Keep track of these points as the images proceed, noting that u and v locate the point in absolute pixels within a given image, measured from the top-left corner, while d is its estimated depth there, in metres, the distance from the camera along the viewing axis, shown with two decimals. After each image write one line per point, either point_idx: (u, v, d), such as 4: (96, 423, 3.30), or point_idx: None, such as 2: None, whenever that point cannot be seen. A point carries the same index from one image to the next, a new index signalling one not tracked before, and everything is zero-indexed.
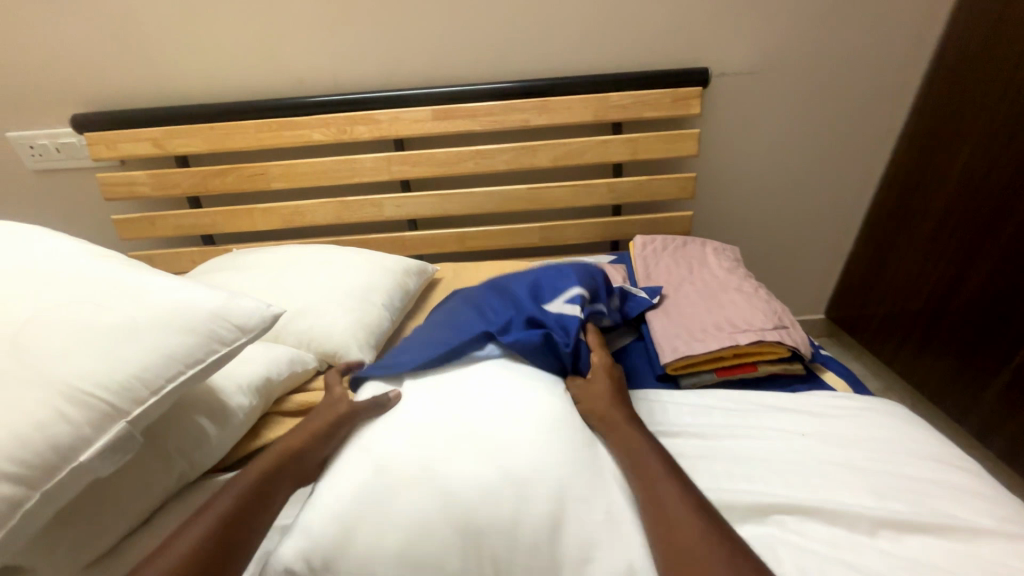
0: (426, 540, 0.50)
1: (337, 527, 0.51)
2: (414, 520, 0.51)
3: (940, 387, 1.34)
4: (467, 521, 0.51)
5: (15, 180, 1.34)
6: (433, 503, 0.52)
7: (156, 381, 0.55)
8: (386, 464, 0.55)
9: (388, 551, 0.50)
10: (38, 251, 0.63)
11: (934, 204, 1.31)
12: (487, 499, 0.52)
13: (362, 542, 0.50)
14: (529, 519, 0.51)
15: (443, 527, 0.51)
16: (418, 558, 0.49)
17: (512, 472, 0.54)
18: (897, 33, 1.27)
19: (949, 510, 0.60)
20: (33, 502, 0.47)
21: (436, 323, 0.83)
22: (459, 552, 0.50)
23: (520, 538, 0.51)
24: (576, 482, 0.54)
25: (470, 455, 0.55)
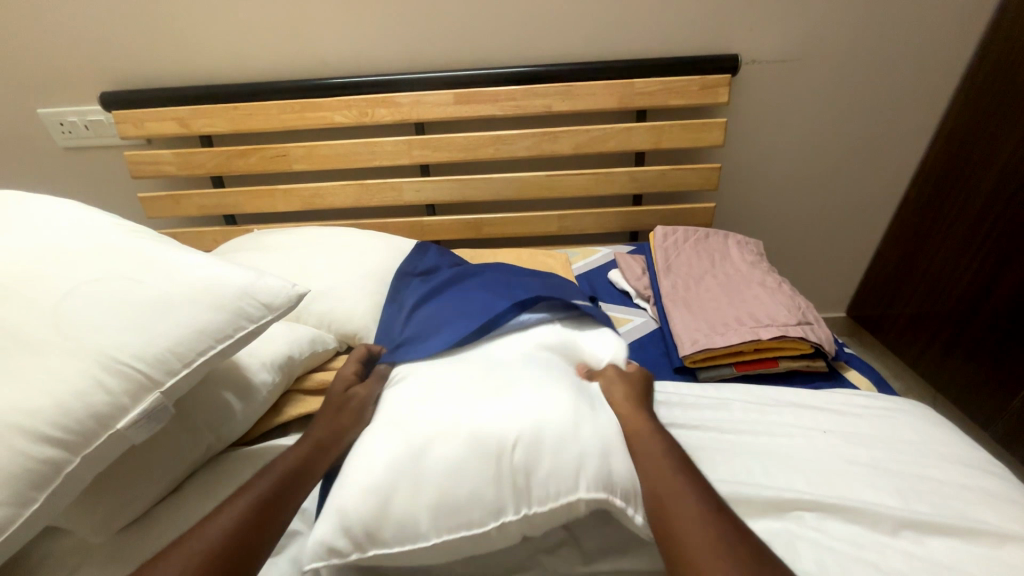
0: (459, 477, 0.51)
1: (374, 485, 0.51)
2: (443, 461, 0.52)
3: (965, 391, 1.31)
4: (493, 448, 0.53)
5: (46, 155, 1.37)
6: (458, 443, 0.53)
7: (188, 354, 0.57)
8: (416, 425, 0.55)
9: (422, 503, 0.50)
10: (72, 224, 0.64)
11: (973, 200, 1.25)
12: (507, 423, 0.55)
13: (397, 496, 0.51)
14: (551, 439, 0.54)
15: (471, 461, 0.52)
16: (451, 500, 0.50)
17: (527, 404, 0.57)
18: (940, 18, 1.21)
19: (973, 513, 0.58)
20: (75, 466, 0.49)
21: (439, 305, 0.84)
22: (488, 481, 0.51)
23: (538, 448, 0.53)
24: (584, 406, 0.58)
25: (497, 395, 0.59)
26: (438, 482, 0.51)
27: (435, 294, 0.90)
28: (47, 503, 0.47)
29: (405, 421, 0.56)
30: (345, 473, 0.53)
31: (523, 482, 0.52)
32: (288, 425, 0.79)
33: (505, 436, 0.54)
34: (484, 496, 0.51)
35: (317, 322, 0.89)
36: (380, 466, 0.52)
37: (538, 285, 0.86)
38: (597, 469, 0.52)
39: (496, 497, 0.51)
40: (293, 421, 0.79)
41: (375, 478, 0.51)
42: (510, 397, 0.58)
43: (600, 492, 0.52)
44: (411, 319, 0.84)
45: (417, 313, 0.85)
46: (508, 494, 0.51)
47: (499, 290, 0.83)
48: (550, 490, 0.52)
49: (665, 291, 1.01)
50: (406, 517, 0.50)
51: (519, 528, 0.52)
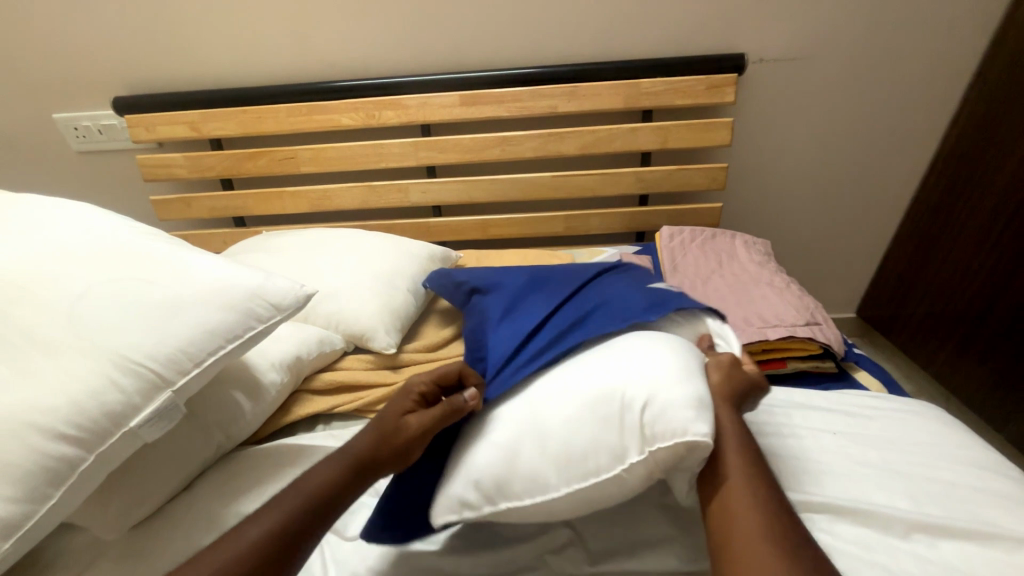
0: (575, 429, 0.52)
1: (496, 444, 0.54)
2: (555, 415, 0.53)
3: (978, 393, 1.29)
4: (603, 399, 0.52)
5: (60, 159, 1.40)
6: (570, 401, 0.54)
7: (199, 354, 0.58)
8: (536, 393, 0.57)
9: (547, 456, 0.51)
10: (85, 226, 0.65)
11: (987, 198, 1.23)
12: (613, 375, 0.54)
13: (523, 452, 0.52)
14: (656, 387, 0.50)
15: (583, 412, 0.52)
16: (571, 449, 0.51)
17: (629, 361, 0.54)
18: (952, 14, 1.19)
19: (987, 516, 0.58)
20: (89, 463, 0.50)
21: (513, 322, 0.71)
22: (601, 426, 0.51)
23: (640, 391, 0.50)
24: (683, 354, 0.54)
25: (603, 361, 0.57)
26: (558, 437, 0.52)
27: (508, 293, 0.78)
28: (62, 499, 0.48)
29: (528, 393, 0.58)
30: (476, 436, 0.57)
31: (637, 419, 0.49)
32: (296, 425, 0.80)
33: (614, 388, 0.52)
34: (604, 440, 0.50)
35: (325, 323, 0.90)
36: (502, 428, 0.55)
37: (621, 290, 0.72)
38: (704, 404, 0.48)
39: (614, 441, 0.50)
40: (301, 421, 0.81)
41: (497, 437, 0.54)
42: (609, 356, 0.57)
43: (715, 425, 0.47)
44: (491, 327, 0.72)
45: (496, 319, 0.73)
46: (625, 435, 0.50)
47: (585, 297, 0.72)
48: (664, 427, 0.48)
49: None
50: (533, 466, 0.51)
51: (647, 469, 0.50)
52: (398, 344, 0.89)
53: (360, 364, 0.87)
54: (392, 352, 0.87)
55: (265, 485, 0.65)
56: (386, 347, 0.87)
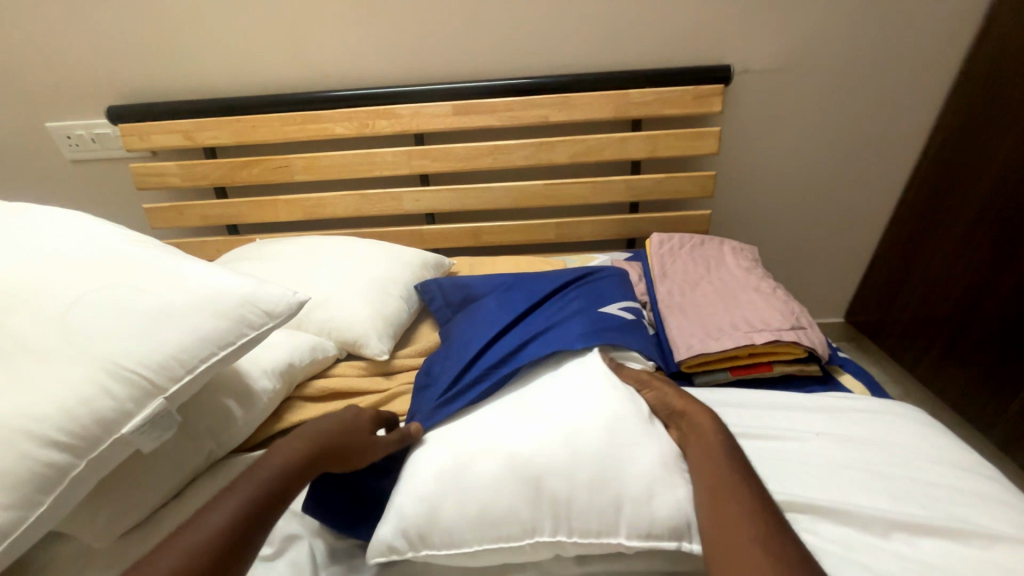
0: (497, 496, 0.55)
1: (425, 495, 0.57)
2: (484, 479, 0.56)
3: (964, 396, 1.31)
4: (530, 469, 0.56)
5: (53, 167, 1.40)
6: (498, 462, 0.57)
7: (191, 360, 0.58)
8: (468, 449, 0.59)
9: (466, 515, 0.55)
10: (79, 235, 0.66)
11: (967, 205, 1.26)
12: (545, 443, 0.57)
13: (445, 507, 0.56)
14: (585, 484, 0.54)
15: (510, 480, 0.56)
16: (491, 514, 0.55)
17: (570, 436, 0.57)
18: (929, 28, 1.24)
19: (966, 515, 0.59)
20: (80, 469, 0.50)
21: (472, 337, 0.82)
22: (525, 501, 0.55)
23: (572, 485, 0.55)
24: (622, 430, 0.58)
25: (541, 419, 0.61)
26: (479, 499, 0.55)
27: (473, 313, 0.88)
28: (52, 506, 0.48)
29: (460, 442, 0.61)
30: (408, 473, 0.60)
31: (561, 510, 0.54)
32: (289, 431, 0.80)
33: (541, 460, 0.56)
34: (520, 514, 0.54)
35: (318, 330, 0.91)
36: (431, 476, 0.58)
37: (571, 313, 0.82)
38: (632, 515, 0.53)
39: (534, 518, 0.54)
40: (293, 428, 0.81)
41: (426, 488, 0.57)
42: (549, 418, 0.61)
43: (636, 538, 0.53)
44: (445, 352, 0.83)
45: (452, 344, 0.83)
46: (545, 516, 0.54)
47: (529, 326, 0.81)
48: (582, 522, 0.54)
49: (661, 297, 1.02)
50: (453, 529, 0.55)
51: (553, 548, 0.55)
52: (390, 350, 0.90)
53: (352, 371, 0.88)
54: (384, 359, 0.88)
55: None
56: (378, 354, 0.87)
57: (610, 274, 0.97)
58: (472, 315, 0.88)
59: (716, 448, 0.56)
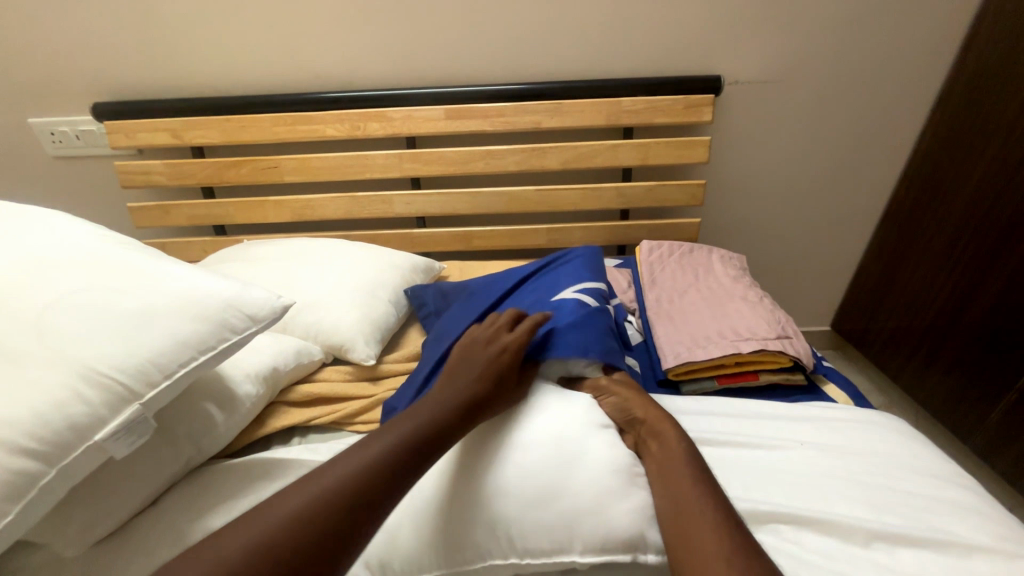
0: (450, 520, 0.54)
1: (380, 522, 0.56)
2: (437, 501, 0.56)
3: (945, 404, 1.33)
4: (478, 488, 0.56)
5: (35, 164, 1.37)
6: (448, 484, 0.57)
7: (169, 365, 0.57)
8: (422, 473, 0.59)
9: (420, 540, 0.54)
10: (58, 234, 0.65)
11: (949, 217, 1.29)
12: (491, 461, 0.57)
13: (401, 532, 0.55)
14: (534, 501, 0.54)
15: (461, 502, 0.55)
16: (445, 539, 0.54)
17: (522, 453, 0.58)
18: (913, 45, 1.27)
19: (944, 525, 0.60)
20: (50, 477, 0.48)
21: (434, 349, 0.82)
22: (477, 522, 0.54)
23: (522, 501, 0.54)
24: (572, 445, 0.58)
25: (498, 435, 0.61)
26: (431, 522, 0.55)
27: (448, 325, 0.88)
28: (20, 515, 0.47)
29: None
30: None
31: (512, 529, 0.53)
32: (271, 437, 0.79)
33: (488, 478, 0.56)
34: (473, 536, 0.54)
35: (303, 333, 0.90)
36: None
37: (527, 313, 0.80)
38: (585, 530, 0.53)
39: (486, 540, 0.54)
40: (276, 433, 0.80)
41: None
42: (496, 436, 0.60)
43: (590, 553, 0.52)
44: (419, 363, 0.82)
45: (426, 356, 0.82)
46: (497, 537, 0.54)
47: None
48: (534, 540, 0.53)
49: (649, 304, 1.02)
50: (409, 551, 0.54)
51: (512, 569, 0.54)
52: (377, 355, 0.89)
53: (338, 375, 0.87)
54: (371, 363, 0.87)
55: (235, 498, 0.63)
56: (364, 358, 0.86)
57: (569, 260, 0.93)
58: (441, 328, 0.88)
59: (674, 453, 0.58)
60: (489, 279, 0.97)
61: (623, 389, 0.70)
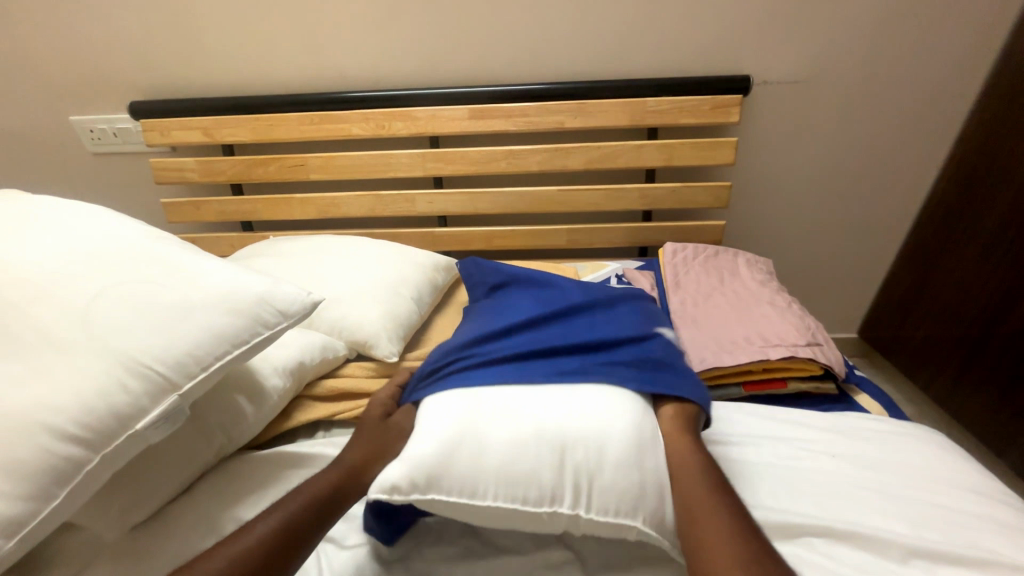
0: (521, 456, 0.56)
1: (445, 437, 0.57)
2: (511, 439, 0.57)
3: (981, 419, 1.28)
4: (557, 438, 0.57)
5: (74, 160, 1.43)
6: (526, 425, 0.58)
7: (206, 358, 0.58)
8: (490, 413, 0.60)
9: (488, 466, 0.55)
10: (103, 229, 0.67)
11: (988, 223, 1.24)
12: (576, 418, 0.59)
13: (466, 457, 0.56)
14: (612, 462, 0.56)
15: (539, 448, 0.56)
16: (514, 473, 0.55)
17: (599, 419, 0.59)
18: (952, 44, 1.22)
19: (986, 544, 0.57)
20: (95, 463, 0.50)
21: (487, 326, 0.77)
22: (550, 468, 0.55)
23: (601, 466, 0.56)
24: (648, 424, 0.60)
25: (568, 398, 0.61)
26: (503, 455, 0.56)
27: (504, 297, 0.85)
28: (65, 501, 0.49)
29: (479, 402, 0.62)
30: (425, 421, 0.60)
31: (585, 484, 0.55)
32: (296, 430, 0.80)
33: (570, 431, 0.58)
34: (542, 479, 0.55)
35: (328, 330, 0.91)
36: (454, 421, 0.58)
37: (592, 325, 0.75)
38: (651, 506, 0.55)
39: (556, 483, 0.55)
40: (301, 427, 0.81)
41: (450, 433, 0.57)
42: (583, 402, 0.61)
43: (653, 525, 0.54)
44: (474, 326, 0.80)
45: (481, 322, 0.80)
46: (566, 487, 0.55)
47: (568, 328, 0.74)
48: (605, 500, 0.54)
49: (674, 307, 1.00)
50: (475, 485, 0.55)
51: (567, 522, 0.55)
52: (399, 352, 0.89)
53: (361, 371, 0.87)
54: (393, 360, 0.88)
55: (266, 490, 0.65)
56: (387, 355, 0.87)
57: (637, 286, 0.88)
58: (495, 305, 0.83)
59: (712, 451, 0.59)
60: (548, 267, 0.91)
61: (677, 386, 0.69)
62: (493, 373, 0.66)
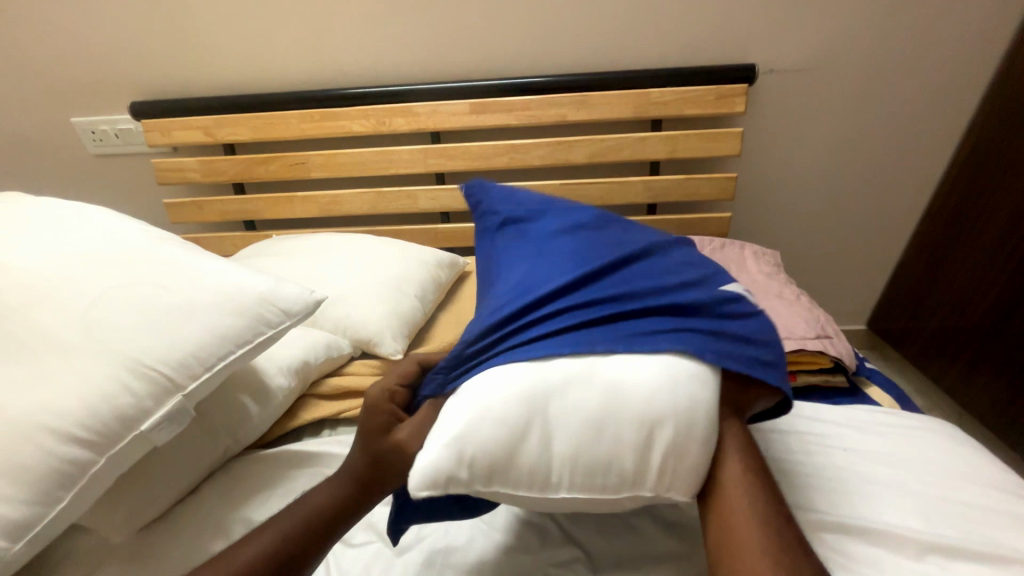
0: (596, 438, 0.45)
1: (505, 416, 0.46)
2: (581, 416, 0.45)
3: (993, 411, 1.26)
4: (637, 413, 0.45)
5: (77, 162, 1.43)
6: (596, 397, 0.46)
7: (209, 359, 0.58)
8: (553, 384, 0.47)
9: (558, 449, 0.45)
10: (104, 231, 0.67)
11: (1000, 212, 1.21)
12: (662, 390, 0.46)
13: (530, 440, 0.45)
14: (704, 443, 0.45)
15: (614, 426, 0.45)
16: (588, 458, 0.45)
17: (688, 392, 0.46)
18: (964, 27, 1.19)
19: (1004, 540, 0.56)
20: (100, 466, 0.50)
21: (514, 277, 0.59)
22: (629, 450, 0.45)
23: (691, 445, 0.45)
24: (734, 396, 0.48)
25: (646, 366, 0.47)
26: (573, 437, 0.45)
27: (533, 235, 0.65)
28: (72, 503, 0.49)
29: (533, 379, 0.47)
30: (471, 396, 0.48)
31: (669, 466, 0.45)
32: (303, 429, 0.80)
33: (652, 406, 0.45)
34: (622, 462, 0.45)
35: (333, 328, 0.90)
36: (512, 394, 0.46)
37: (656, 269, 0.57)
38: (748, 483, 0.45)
39: (639, 465, 0.45)
40: (307, 425, 0.81)
41: (506, 411, 0.46)
42: (668, 366, 0.47)
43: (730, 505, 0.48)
44: (505, 277, 0.60)
45: (513, 269, 0.60)
46: (647, 471, 0.45)
47: (627, 273, 0.55)
48: (689, 482, 0.46)
49: None
50: (540, 469, 0.45)
51: (644, 500, 0.48)
52: (404, 350, 0.89)
53: (366, 369, 0.87)
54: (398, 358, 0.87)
55: (272, 490, 0.66)
56: (392, 353, 0.87)
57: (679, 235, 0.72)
58: (519, 248, 0.64)
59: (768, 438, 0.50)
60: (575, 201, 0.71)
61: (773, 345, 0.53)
62: (561, 341, 0.49)
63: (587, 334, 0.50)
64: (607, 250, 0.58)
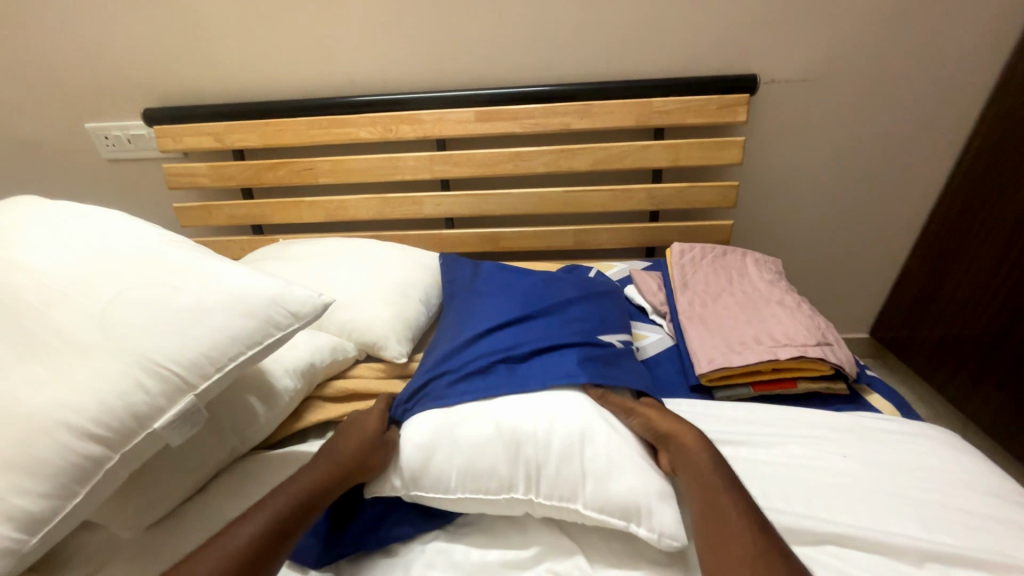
0: (481, 454, 0.64)
1: (422, 440, 0.66)
2: (472, 438, 0.65)
3: (998, 421, 1.26)
4: (513, 435, 0.65)
5: (90, 167, 1.46)
6: (488, 426, 0.66)
7: (220, 359, 0.60)
8: (460, 418, 0.68)
9: (455, 463, 0.64)
10: (118, 234, 0.68)
11: (1003, 222, 1.21)
12: (533, 419, 0.66)
13: (438, 457, 0.65)
14: (563, 460, 0.63)
15: (500, 445, 0.64)
16: (476, 470, 0.64)
17: (549, 420, 0.66)
18: (964, 40, 1.20)
19: (1005, 549, 0.56)
20: (113, 462, 0.52)
21: (449, 339, 0.83)
22: (506, 461, 0.64)
23: (553, 459, 0.63)
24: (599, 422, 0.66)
25: (527, 402, 0.69)
26: (465, 455, 0.64)
27: (479, 293, 0.94)
28: (86, 497, 0.50)
29: (447, 417, 0.68)
30: (407, 430, 0.69)
31: (533, 472, 0.63)
32: (308, 430, 0.81)
33: (522, 429, 0.65)
34: (500, 471, 0.63)
35: (338, 331, 0.92)
36: (428, 427, 0.68)
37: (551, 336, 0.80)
38: (593, 490, 0.61)
39: (512, 474, 0.63)
40: (312, 427, 0.82)
41: (423, 438, 0.67)
42: (538, 404, 0.68)
43: (592, 509, 0.61)
44: (443, 336, 0.86)
45: (449, 330, 0.86)
46: (520, 477, 0.63)
47: (529, 340, 0.79)
48: (555, 486, 0.62)
49: (682, 308, 1.00)
50: (439, 475, 0.64)
51: (525, 506, 0.64)
52: (408, 353, 0.90)
53: (372, 372, 0.88)
54: (403, 361, 0.88)
55: None
56: (396, 356, 0.87)
57: (599, 289, 0.96)
58: (460, 316, 0.89)
59: (702, 464, 0.61)
60: (508, 272, 0.99)
61: (654, 408, 0.71)
62: (471, 387, 0.72)
63: (491, 383, 0.72)
64: (511, 320, 0.84)
